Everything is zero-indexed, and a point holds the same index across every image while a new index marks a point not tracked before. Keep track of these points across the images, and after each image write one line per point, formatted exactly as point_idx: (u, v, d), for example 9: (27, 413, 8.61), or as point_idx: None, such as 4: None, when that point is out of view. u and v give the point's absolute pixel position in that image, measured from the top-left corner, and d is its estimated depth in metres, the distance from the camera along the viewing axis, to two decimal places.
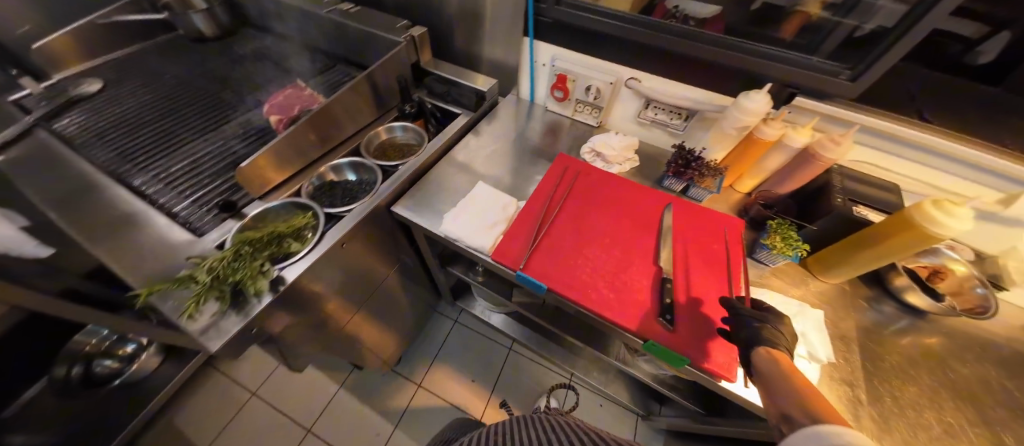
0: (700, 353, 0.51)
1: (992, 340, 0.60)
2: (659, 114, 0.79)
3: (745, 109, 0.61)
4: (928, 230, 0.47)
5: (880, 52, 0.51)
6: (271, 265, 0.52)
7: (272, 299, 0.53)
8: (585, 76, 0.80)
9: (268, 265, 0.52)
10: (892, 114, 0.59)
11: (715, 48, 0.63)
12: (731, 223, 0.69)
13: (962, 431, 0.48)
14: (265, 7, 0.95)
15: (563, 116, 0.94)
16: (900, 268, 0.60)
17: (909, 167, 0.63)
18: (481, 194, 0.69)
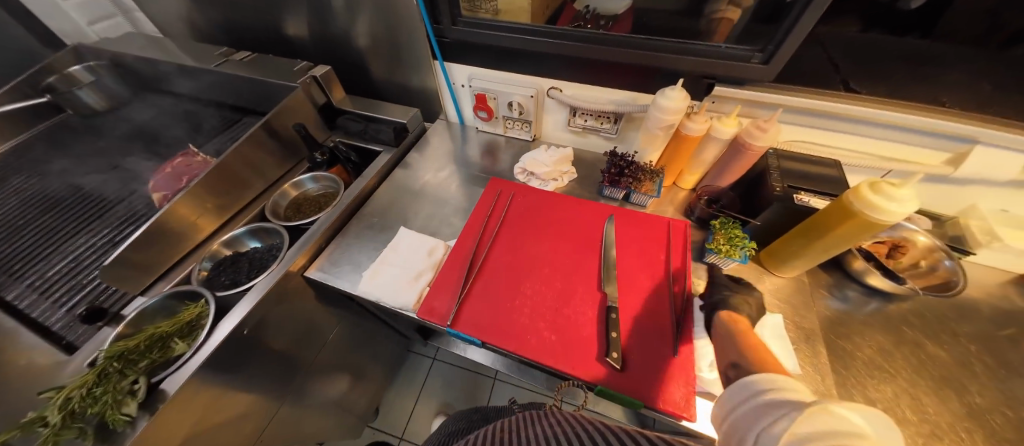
0: (654, 392, 0.45)
1: (967, 309, 0.57)
2: (588, 120, 0.74)
3: (663, 108, 0.57)
4: (870, 217, 0.43)
5: (787, 30, 0.48)
6: (144, 381, 0.46)
7: (150, 420, 0.46)
8: (505, 93, 0.75)
9: (141, 381, 0.46)
10: (815, 90, 0.55)
11: (624, 48, 0.60)
12: (677, 227, 0.64)
13: (948, 428, 0.44)
14: (158, 68, 0.87)
15: (496, 135, 0.89)
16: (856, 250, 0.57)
17: (850, 140, 0.59)
18: (402, 241, 0.65)
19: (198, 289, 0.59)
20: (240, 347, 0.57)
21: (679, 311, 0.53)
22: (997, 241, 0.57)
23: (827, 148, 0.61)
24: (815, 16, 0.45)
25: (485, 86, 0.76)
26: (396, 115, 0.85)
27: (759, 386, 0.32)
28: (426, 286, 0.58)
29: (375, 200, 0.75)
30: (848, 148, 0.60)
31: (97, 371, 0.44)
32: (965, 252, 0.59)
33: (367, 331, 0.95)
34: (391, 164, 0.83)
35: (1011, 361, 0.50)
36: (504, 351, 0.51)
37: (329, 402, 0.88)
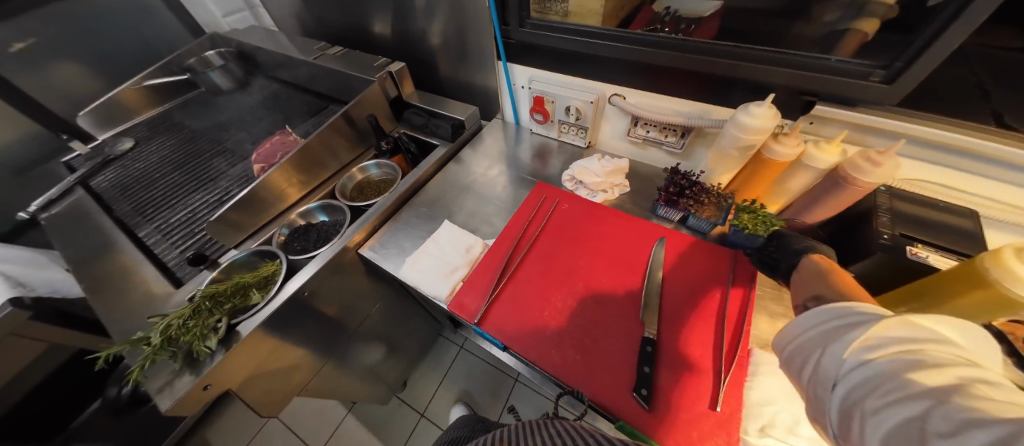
0: (684, 442, 0.40)
1: None
2: (651, 131, 0.69)
3: (743, 125, 0.50)
4: (1009, 292, 0.33)
5: (925, 43, 0.39)
6: (222, 323, 0.54)
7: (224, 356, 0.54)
8: (564, 96, 0.73)
9: (221, 322, 0.54)
10: (957, 118, 0.44)
11: (703, 57, 0.54)
12: (740, 261, 0.56)
13: None
14: (269, 58, 1.03)
15: (550, 138, 0.87)
16: (987, 328, 0.44)
17: (1003, 187, 0.46)
18: (445, 233, 0.67)
19: (275, 252, 0.68)
20: (298, 307, 0.64)
21: (730, 357, 0.46)
22: None
23: (963, 193, 0.48)
24: (974, 27, 0.35)
25: (545, 88, 0.75)
26: (456, 111, 0.89)
27: (839, 312, 0.30)
28: (459, 281, 0.59)
29: (425, 191, 0.79)
30: (1002, 196, 0.46)
31: (194, 306, 0.53)
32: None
33: (404, 311, 1.01)
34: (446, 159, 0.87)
35: None
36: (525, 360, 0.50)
37: (364, 368, 0.96)
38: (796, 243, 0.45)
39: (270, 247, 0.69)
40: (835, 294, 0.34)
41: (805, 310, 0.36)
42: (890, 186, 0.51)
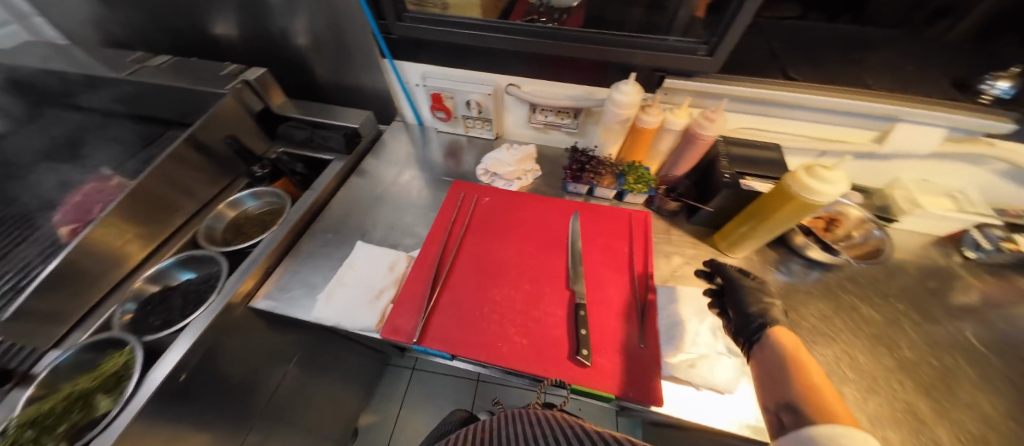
0: (623, 383, 0.46)
1: (891, 272, 0.63)
2: (549, 116, 0.73)
3: (618, 102, 0.58)
4: (805, 199, 0.45)
5: (727, 23, 0.50)
6: None
7: None
8: (461, 91, 0.73)
9: None
10: (755, 79, 0.58)
11: (578, 44, 0.59)
12: (639, 218, 0.66)
13: (879, 381, 0.49)
14: (49, 79, 0.75)
15: (458, 135, 0.86)
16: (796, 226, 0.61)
17: (790, 124, 0.62)
18: (361, 256, 0.61)
19: (123, 336, 0.51)
20: (184, 390, 0.51)
21: (646, 301, 0.54)
22: (918, 208, 0.62)
23: (770, 133, 0.64)
24: (752, 10, 0.46)
25: (440, 85, 0.73)
26: (346, 119, 0.80)
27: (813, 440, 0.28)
28: (388, 304, 0.55)
29: (329, 213, 0.70)
30: (790, 131, 0.63)
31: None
32: (891, 221, 0.66)
33: (336, 351, 0.89)
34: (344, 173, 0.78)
35: (925, 312, 0.57)
36: (475, 361, 0.49)
37: (301, 429, 0.83)
38: (750, 305, 0.48)
39: (112, 332, 0.51)
40: (801, 402, 0.33)
41: (780, 426, 0.34)
42: (726, 136, 0.65)
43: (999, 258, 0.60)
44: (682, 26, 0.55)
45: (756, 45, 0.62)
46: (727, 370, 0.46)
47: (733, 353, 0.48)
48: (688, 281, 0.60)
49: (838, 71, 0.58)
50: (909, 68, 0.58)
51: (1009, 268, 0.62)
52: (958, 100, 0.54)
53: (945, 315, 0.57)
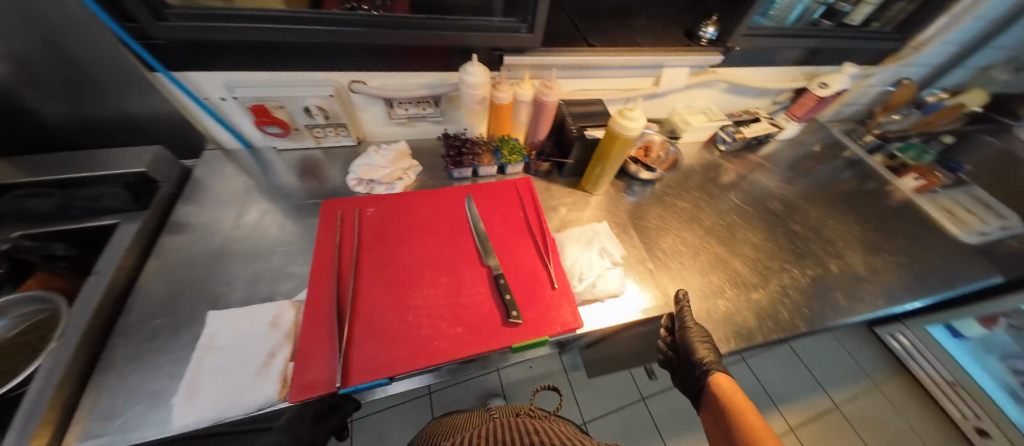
0: (551, 324, 0.53)
1: (687, 174, 0.90)
2: (409, 108, 0.71)
3: (470, 84, 0.61)
4: (624, 135, 0.61)
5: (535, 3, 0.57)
6: None
7: None
8: (293, 98, 0.62)
9: None
10: (570, 48, 0.69)
11: (410, 29, 0.57)
12: (523, 184, 0.73)
13: (695, 247, 0.72)
14: None
15: (309, 150, 0.75)
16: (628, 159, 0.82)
17: (603, 81, 0.79)
18: (224, 328, 0.49)
19: None
20: None
21: (548, 251, 0.63)
22: (687, 126, 0.91)
23: (593, 91, 0.80)
24: None
25: (259, 94, 0.61)
26: (123, 163, 0.59)
27: None
28: (289, 363, 0.46)
29: (154, 293, 0.52)
30: (604, 87, 0.80)
31: None
32: (677, 139, 0.94)
33: None
34: (146, 238, 0.57)
35: (707, 193, 0.86)
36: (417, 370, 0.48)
37: None
38: (695, 356, 0.56)
39: None
40: None
41: None
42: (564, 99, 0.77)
43: (735, 144, 0.94)
44: (502, 7, 0.60)
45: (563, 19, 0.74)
46: (616, 279, 0.60)
47: (616, 264, 0.63)
48: (574, 225, 0.72)
49: (620, 35, 0.75)
50: (660, 26, 0.79)
51: (737, 151, 0.98)
52: (691, 45, 0.77)
53: (716, 191, 0.87)
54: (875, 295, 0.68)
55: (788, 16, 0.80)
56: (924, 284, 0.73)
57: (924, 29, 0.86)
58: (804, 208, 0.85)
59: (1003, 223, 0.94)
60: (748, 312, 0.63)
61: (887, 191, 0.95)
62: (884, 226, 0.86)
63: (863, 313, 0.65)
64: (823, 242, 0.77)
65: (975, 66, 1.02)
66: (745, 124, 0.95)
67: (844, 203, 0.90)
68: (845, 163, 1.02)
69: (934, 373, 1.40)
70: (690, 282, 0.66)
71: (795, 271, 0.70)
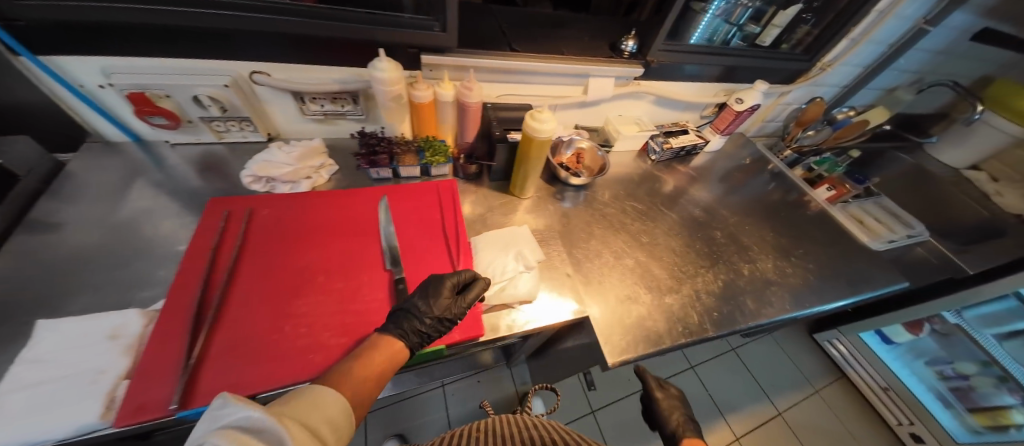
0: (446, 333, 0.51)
1: (619, 181, 0.92)
2: (325, 104, 0.68)
3: (380, 80, 0.58)
4: (538, 137, 0.61)
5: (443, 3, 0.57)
6: None
7: None
8: (180, 87, 0.57)
9: None
10: (492, 52, 0.70)
11: (305, 19, 0.55)
12: (445, 186, 0.71)
13: (614, 252, 0.74)
14: None
15: (211, 144, 0.70)
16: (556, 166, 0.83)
17: (531, 87, 0.80)
18: (47, 342, 0.41)
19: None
20: None
21: (460, 256, 0.61)
22: (619, 135, 0.94)
23: (521, 96, 0.81)
24: None
25: (137, 81, 0.55)
26: None
27: None
28: (121, 382, 0.40)
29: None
30: (533, 93, 0.81)
31: None
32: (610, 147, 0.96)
33: None
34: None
35: (636, 199, 0.88)
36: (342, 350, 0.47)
37: None
38: None
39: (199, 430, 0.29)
40: None
41: None
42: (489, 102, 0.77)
43: (663, 154, 0.98)
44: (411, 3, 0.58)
45: (488, 25, 0.75)
46: (526, 283, 0.60)
47: (530, 268, 0.61)
48: (497, 227, 0.71)
49: (545, 43, 0.78)
50: (587, 38, 0.82)
51: (668, 161, 1.02)
52: (614, 57, 0.80)
53: (644, 198, 0.90)
54: (783, 299, 0.72)
55: (726, 38, 0.90)
56: (829, 288, 0.77)
57: (827, 52, 0.94)
58: (724, 216, 0.89)
59: (907, 232, 0.97)
60: (656, 316, 0.64)
61: (804, 202, 1.01)
62: (801, 232, 0.90)
63: (769, 317, 0.68)
64: (739, 248, 0.81)
65: (876, 90, 1.13)
66: (673, 135, 1.00)
67: (765, 211, 0.95)
68: (769, 175, 1.09)
69: (868, 378, 1.46)
70: (608, 287, 0.67)
71: (709, 275, 0.72)
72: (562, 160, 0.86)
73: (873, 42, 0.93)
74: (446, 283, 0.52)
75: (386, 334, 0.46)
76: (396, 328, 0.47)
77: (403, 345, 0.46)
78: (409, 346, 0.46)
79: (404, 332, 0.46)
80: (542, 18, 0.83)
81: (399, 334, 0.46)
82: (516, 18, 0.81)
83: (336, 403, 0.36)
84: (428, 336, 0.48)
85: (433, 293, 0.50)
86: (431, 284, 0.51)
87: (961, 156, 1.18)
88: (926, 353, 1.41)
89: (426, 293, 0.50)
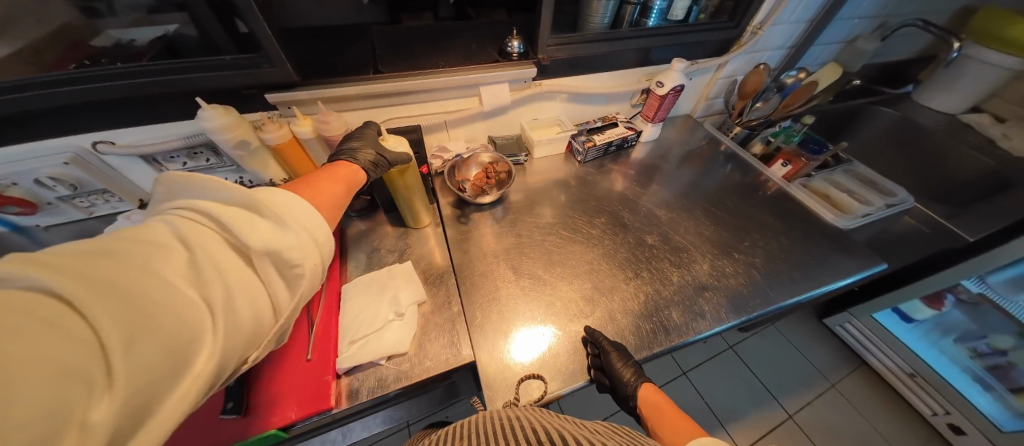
0: (286, 409, 0.45)
1: (540, 191, 0.85)
2: (187, 161, 0.65)
3: (209, 130, 0.54)
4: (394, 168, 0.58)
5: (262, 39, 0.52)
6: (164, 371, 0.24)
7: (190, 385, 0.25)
8: (15, 172, 0.55)
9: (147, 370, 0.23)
10: (348, 78, 0.64)
11: (116, 81, 0.50)
12: None
13: (521, 275, 0.66)
14: None
15: (82, 221, 0.69)
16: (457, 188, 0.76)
17: (416, 107, 0.74)
18: None
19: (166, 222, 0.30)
20: None
21: (319, 310, 0.56)
22: (535, 141, 0.87)
23: (406, 117, 0.74)
24: (260, 21, 0.50)
25: None
26: None
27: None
28: None
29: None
30: (421, 113, 0.75)
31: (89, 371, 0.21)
32: (528, 156, 0.90)
33: None
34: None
35: (556, 208, 0.81)
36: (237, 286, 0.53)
37: None
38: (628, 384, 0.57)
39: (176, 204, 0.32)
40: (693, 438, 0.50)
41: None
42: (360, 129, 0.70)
43: (588, 154, 0.90)
44: (229, 44, 0.56)
45: (356, 52, 0.70)
46: (394, 335, 0.54)
47: (402, 314, 0.56)
48: (380, 267, 0.65)
49: (422, 60, 0.72)
50: (474, 45, 0.77)
51: (597, 159, 0.94)
52: (501, 62, 0.73)
53: (568, 205, 0.82)
54: (717, 306, 0.62)
55: (627, 18, 0.78)
56: (776, 284, 0.67)
57: (754, 15, 0.83)
58: (656, 213, 0.80)
59: (886, 200, 0.88)
60: (557, 348, 0.57)
61: (761, 183, 0.90)
62: (749, 220, 0.80)
63: (701, 332, 0.58)
64: (672, 250, 0.71)
65: (828, 45, 1.00)
66: (597, 132, 0.92)
67: (709, 200, 0.84)
68: (723, 158, 0.97)
69: (890, 363, 1.22)
70: (510, 319, 0.60)
71: (630, 289, 0.64)
72: (468, 181, 0.80)
73: None
74: (369, 130, 0.58)
75: (337, 161, 0.50)
76: (346, 156, 0.51)
77: (354, 168, 0.50)
78: (360, 167, 0.50)
79: (353, 159, 0.51)
80: (424, 34, 0.78)
81: (349, 160, 0.50)
82: (392, 39, 0.75)
83: (300, 199, 0.38)
84: (377, 165, 0.52)
85: (361, 136, 0.56)
86: (360, 133, 0.57)
87: (955, 101, 1.01)
88: (956, 328, 1.18)
89: (357, 136, 0.55)
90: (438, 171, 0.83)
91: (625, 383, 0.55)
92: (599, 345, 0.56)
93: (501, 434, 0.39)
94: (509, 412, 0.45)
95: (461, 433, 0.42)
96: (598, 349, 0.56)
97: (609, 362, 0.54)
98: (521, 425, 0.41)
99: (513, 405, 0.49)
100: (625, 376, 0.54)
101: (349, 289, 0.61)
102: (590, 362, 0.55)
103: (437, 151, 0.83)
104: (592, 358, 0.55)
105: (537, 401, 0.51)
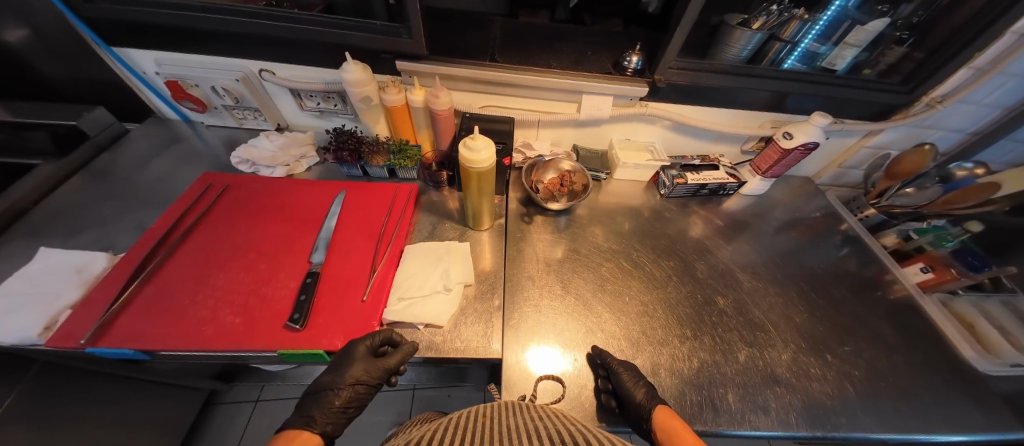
0: (333, 338, 0.50)
1: (610, 212, 0.81)
2: (320, 102, 0.75)
3: (347, 81, 0.62)
4: (472, 167, 0.55)
5: (405, 12, 0.58)
6: None
7: None
8: (204, 78, 0.69)
9: None
10: (466, 61, 0.67)
11: (289, 24, 0.60)
12: (404, 189, 0.74)
13: (564, 293, 0.64)
14: None
15: (233, 128, 0.85)
16: (529, 186, 0.75)
17: (515, 100, 0.75)
18: (45, 263, 0.56)
19: None
20: None
21: (383, 261, 0.61)
22: (621, 161, 0.83)
23: (504, 109, 0.76)
24: None
25: (178, 72, 0.69)
26: (72, 118, 0.73)
27: None
28: (67, 309, 0.50)
29: (34, 221, 0.63)
30: (518, 107, 0.77)
31: None
32: (608, 175, 0.86)
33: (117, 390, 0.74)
34: (60, 175, 0.70)
35: (622, 235, 0.76)
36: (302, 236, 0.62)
37: None
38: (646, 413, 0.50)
39: None
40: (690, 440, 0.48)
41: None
42: (461, 108, 0.74)
43: (675, 190, 0.82)
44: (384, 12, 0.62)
45: (478, 40, 0.74)
46: (438, 306, 0.56)
47: (449, 289, 0.58)
48: (440, 240, 0.69)
49: (536, 57, 0.73)
50: (590, 53, 0.75)
51: (683, 198, 0.86)
52: (614, 75, 0.70)
53: (636, 236, 0.76)
54: (787, 407, 0.52)
55: (768, 56, 0.69)
56: (871, 410, 0.54)
57: (938, 84, 0.67)
58: (735, 275, 0.70)
59: None
60: (586, 378, 0.54)
61: (885, 282, 0.73)
62: (853, 321, 0.66)
63: (757, 428, 0.50)
64: (745, 325, 0.62)
65: None
66: (692, 170, 0.84)
67: (808, 281, 0.71)
68: (840, 239, 0.81)
69: None
70: (546, 330, 0.58)
71: (683, 348, 0.58)
72: (542, 183, 0.79)
73: (1013, 77, 0.64)
74: (362, 343, 0.49)
75: (289, 428, 0.45)
76: (301, 421, 0.46)
77: (312, 433, 0.44)
78: (319, 435, 0.45)
79: (314, 422, 0.45)
80: (544, 32, 0.79)
81: (306, 427, 0.44)
82: (514, 32, 0.78)
83: None
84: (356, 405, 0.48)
85: (343, 367, 0.47)
86: (342, 354, 0.48)
87: None
88: None
89: (338, 366, 0.47)
90: (518, 165, 0.85)
91: (636, 404, 0.47)
92: (609, 368, 0.52)
93: (529, 423, 0.39)
94: (532, 407, 0.43)
95: (484, 411, 0.43)
96: (608, 373, 0.52)
97: (619, 380, 0.49)
98: (535, 423, 0.39)
99: (528, 401, 0.49)
100: (631, 391, 0.47)
101: (410, 251, 0.65)
102: (601, 386, 0.52)
103: (521, 146, 0.84)
104: (603, 381, 0.51)
105: (550, 403, 0.50)
